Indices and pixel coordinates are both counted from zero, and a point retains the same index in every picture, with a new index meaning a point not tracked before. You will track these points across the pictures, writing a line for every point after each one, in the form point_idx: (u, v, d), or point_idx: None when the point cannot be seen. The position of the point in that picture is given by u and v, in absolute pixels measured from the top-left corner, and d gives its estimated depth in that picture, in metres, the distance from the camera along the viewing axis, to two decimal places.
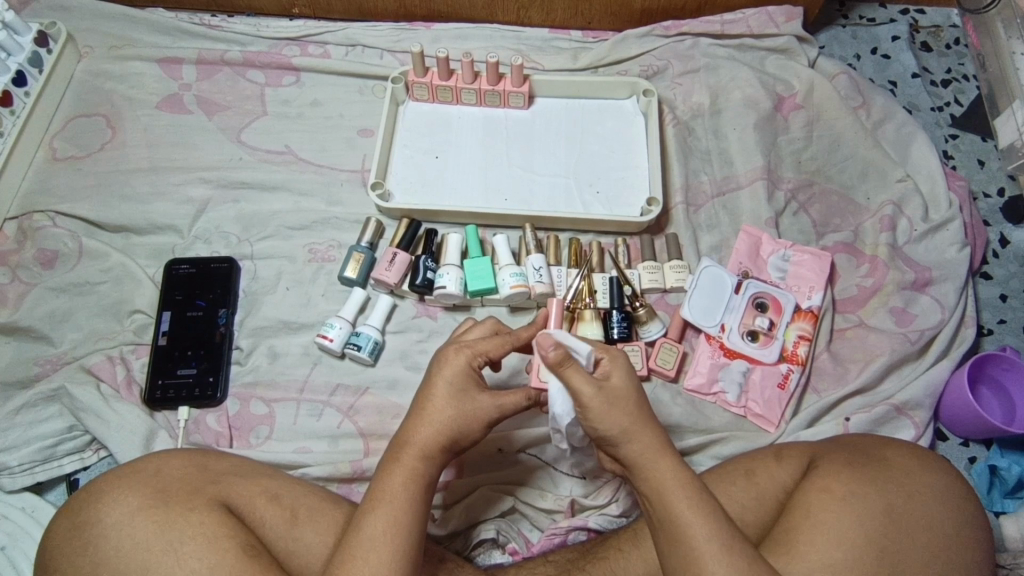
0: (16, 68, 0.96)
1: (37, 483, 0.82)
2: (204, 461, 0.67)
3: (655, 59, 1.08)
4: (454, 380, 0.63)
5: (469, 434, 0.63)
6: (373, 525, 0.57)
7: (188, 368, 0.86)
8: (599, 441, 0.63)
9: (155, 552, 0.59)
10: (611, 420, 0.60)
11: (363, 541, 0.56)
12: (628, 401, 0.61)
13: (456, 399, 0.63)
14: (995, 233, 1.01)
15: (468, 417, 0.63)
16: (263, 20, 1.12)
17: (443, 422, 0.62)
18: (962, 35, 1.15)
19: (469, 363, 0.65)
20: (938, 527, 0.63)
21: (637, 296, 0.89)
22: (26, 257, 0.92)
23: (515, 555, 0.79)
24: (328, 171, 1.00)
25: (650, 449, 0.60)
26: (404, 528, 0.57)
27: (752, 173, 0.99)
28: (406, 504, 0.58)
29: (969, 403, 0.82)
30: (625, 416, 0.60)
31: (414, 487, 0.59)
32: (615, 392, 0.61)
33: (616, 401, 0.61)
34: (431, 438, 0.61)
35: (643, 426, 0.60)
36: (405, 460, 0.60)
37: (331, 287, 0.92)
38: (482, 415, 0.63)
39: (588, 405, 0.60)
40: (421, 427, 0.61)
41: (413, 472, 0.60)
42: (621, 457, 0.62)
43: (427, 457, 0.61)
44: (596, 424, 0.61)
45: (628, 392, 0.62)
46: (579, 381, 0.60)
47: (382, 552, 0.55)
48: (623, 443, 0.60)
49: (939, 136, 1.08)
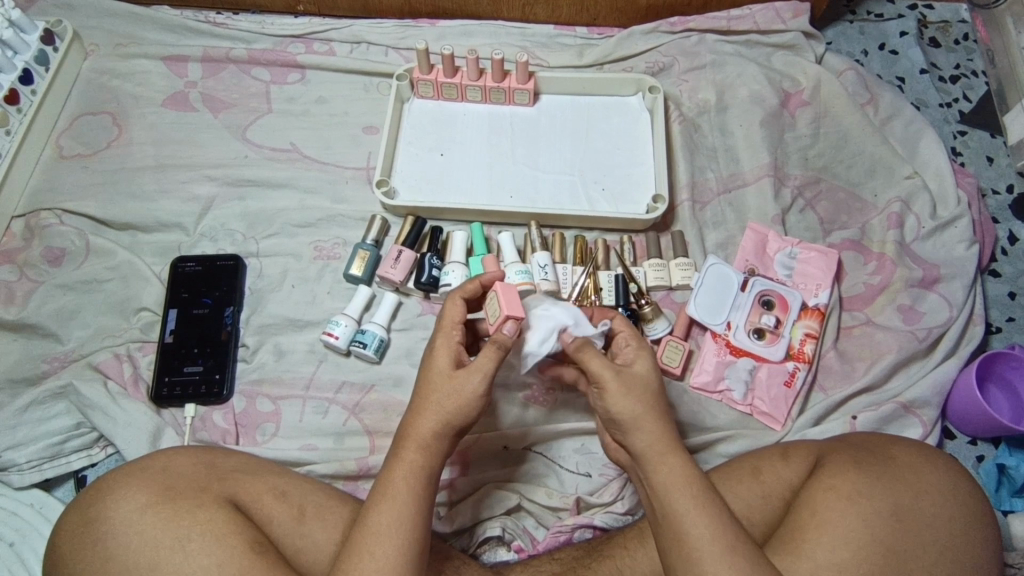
0: (22, 66, 0.96)
1: (45, 480, 0.83)
2: (210, 458, 0.68)
3: (661, 56, 1.07)
4: (438, 364, 0.63)
5: (463, 415, 0.61)
6: (378, 520, 0.57)
7: (194, 366, 0.86)
8: (610, 423, 0.63)
9: (162, 549, 0.59)
10: (626, 404, 0.60)
11: (369, 536, 0.56)
12: (646, 391, 0.62)
13: (442, 384, 0.62)
14: (1004, 230, 1.00)
15: (455, 398, 0.61)
16: (268, 18, 1.12)
17: (436, 409, 0.61)
18: (971, 31, 1.14)
19: (449, 344, 0.64)
20: (946, 526, 0.62)
21: (642, 294, 0.87)
22: (33, 254, 0.92)
23: (520, 553, 0.78)
24: (333, 169, 1.00)
25: (659, 442, 0.60)
26: (411, 523, 0.57)
27: (758, 171, 0.98)
28: (408, 498, 0.58)
29: (978, 402, 0.82)
30: (642, 404, 0.61)
31: (416, 481, 0.59)
32: (634, 378, 0.62)
33: (634, 387, 0.61)
34: (427, 427, 0.61)
35: (654, 419, 0.60)
36: (404, 453, 0.60)
37: (337, 285, 0.92)
38: (467, 389, 0.61)
39: (607, 386, 0.61)
40: (418, 419, 0.61)
41: (414, 465, 0.59)
42: (630, 444, 0.61)
43: (425, 448, 0.60)
44: (611, 406, 0.61)
45: (648, 382, 0.62)
46: (598, 365, 0.61)
47: (387, 545, 0.56)
48: (634, 431, 0.60)
49: (947, 133, 1.07)
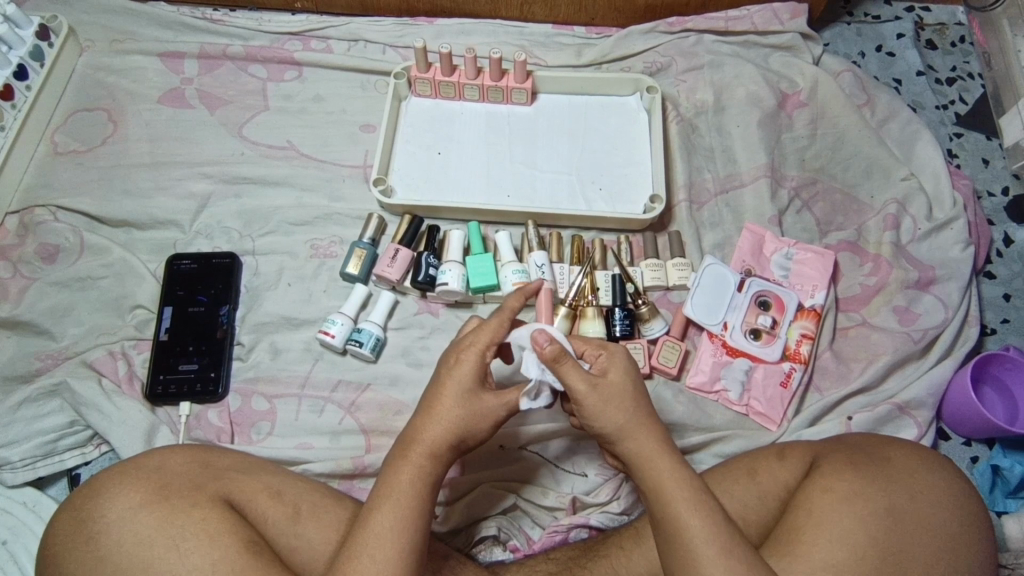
0: (17, 61, 0.96)
1: (38, 478, 0.82)
2: (206, 457, 0.67)
3: (658, 56, 1.07)
4: (463, 379, 0.62)
5: (475, 435, 0.62)
6: (379, 522, 0.56)
7: (190, 364, 0.86)
8: (598, 437, 0.63)
9: (157, 548, 0.59)
10: (607, 415, 0.60)
11: (369, 538, 0.56)
12: (623, 399, 0.61)
13: (463, 400, 0.62)
14: (999, 232, 1.01)
15: (475, 417, 0.62)
16: (266, 15, 1.12)
17: (452, 422, 0.61)
18: (967, 33, 1.15)
19: (479, 360, 0.63)
20: (940, 528, 0.62)
21: (639, 294, 0.88)
22: (27, 251, 0.92)
23: (516, 553, 0.78)
24: (330, 166, 0.99)
25: (649, 445, 0.60)
26: (412, 528, 0.57)
27: (755, 171, 0.98)
28: (412, 502, 0.58)
29: (972, 403, 0.82)
30: (622, 413, 0.61)
31: (419, 486, 0.59)
32: (610, 389, 0.61)
33: (612, 397, 0.61)
34: (440, 440, 0.61)
35: (641, 424, 0.61)
36: (412, 459, 0.60)
37: (333, 283, 0.92)
38: (489, 414, 0.62)
39: (585, 403, 0.61)
40: (430, 427, 0.61)
41: (421, 471, 0.59)
42: (619, 452, 0.62)
43: (434, 456, 0.60)
44: (593, 421, 0.61)
45: (629, 386, 0.62)
46: (575, 380, 0.61)
47: (388, 548, 0.55)
48: (621, 439, 0.61)
49: (944, 135, 1.07)
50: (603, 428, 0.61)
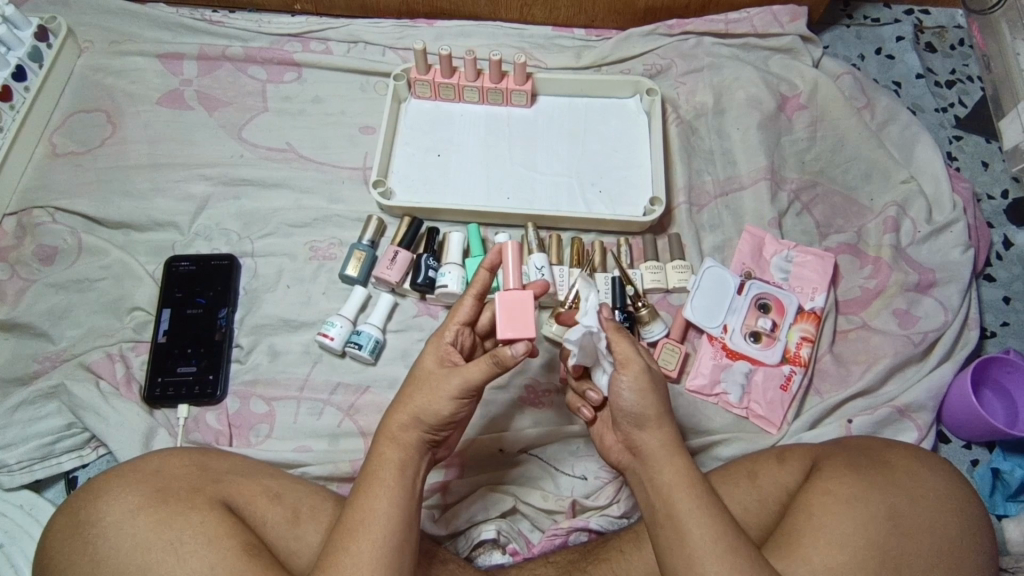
0: (16, 62, 0.96)
1: (35, 481, 0.82)
2: (205, 460, 0.67)
3: (658, 58, 1.07)
4: (424, 365, 0.64)
5: (434, 413, 0.61)
6: (356, 516, 0.58)
7: (188, 366, 0.85)
8: (620, 418, 0.62)
9: (154, 551, 0.59)
10: (649, 397, 0.60)
11: (347, 532, 0.57)
12: (661, 390, 0.62)
13: (422, 385, 0.62)
14: (998, 235, 1.01)
15: (429, 395, 0.62)
16: (265, 17, 1.11)
17: (413, 407, 0.62)
18: (966, 36, 1.15)
19: (438, 343, 0.64)
20: (942, 530, 0.62)
21: (639, 296, 0.87)
22: (25, 252, 0.92)
23: (515, 556, 0.77)
24: (329, 169, 0.99)
25: (671, 439, 0.61)
26: (383, 517, 0.57)
27: (755, 173, 0.98)
28: (382, 492, 0.59)
29: (973, 406, 0.82)
30: (658, 401, 0.61)
31: (390, 476, 0.59)
32: (654, 374, 0.62)
33: (655, 382, 0.62)
34: (403, 426, 0.62)
35: (668, 419, 0.61)
36: (382, 449, 0.61)
37: (332, 285, 0.92)
38: (444, 388, 0.61)
39: (631, 377, 0.60)
40: (395, 416, 0.62)
41: (388, 461, 0.60)
42: (641, 440, 0.62)
43: (401, 443, 0.61)
44: (630, 398, 0.61)
45: (662, 382, 0.63)
46: (628, 351, 0.61)
47: (363, 541, 0.56)
48: (648, 428, 0.61)
49: (943, 137, 1.07)
50: (635, 412, 0.61)
